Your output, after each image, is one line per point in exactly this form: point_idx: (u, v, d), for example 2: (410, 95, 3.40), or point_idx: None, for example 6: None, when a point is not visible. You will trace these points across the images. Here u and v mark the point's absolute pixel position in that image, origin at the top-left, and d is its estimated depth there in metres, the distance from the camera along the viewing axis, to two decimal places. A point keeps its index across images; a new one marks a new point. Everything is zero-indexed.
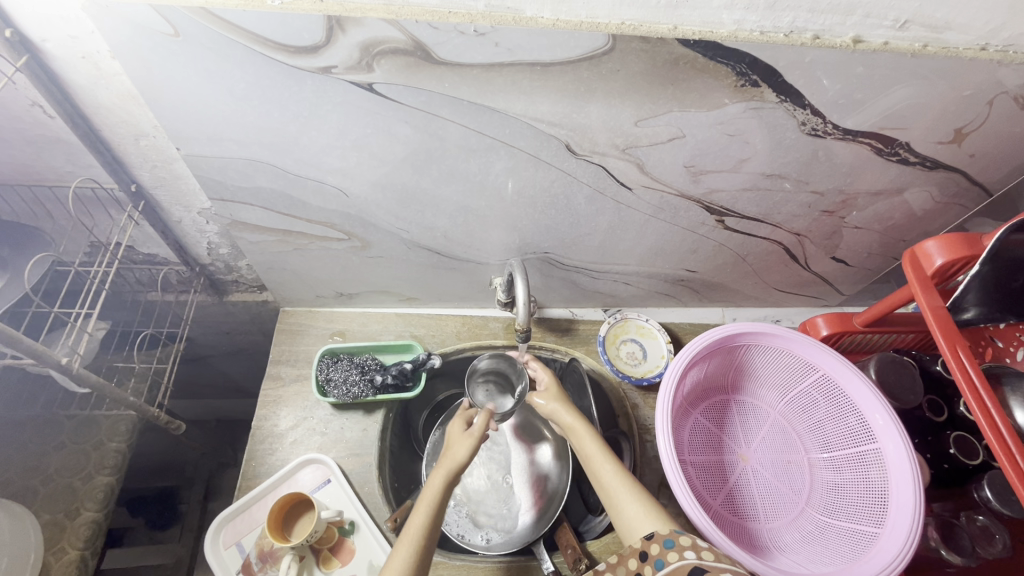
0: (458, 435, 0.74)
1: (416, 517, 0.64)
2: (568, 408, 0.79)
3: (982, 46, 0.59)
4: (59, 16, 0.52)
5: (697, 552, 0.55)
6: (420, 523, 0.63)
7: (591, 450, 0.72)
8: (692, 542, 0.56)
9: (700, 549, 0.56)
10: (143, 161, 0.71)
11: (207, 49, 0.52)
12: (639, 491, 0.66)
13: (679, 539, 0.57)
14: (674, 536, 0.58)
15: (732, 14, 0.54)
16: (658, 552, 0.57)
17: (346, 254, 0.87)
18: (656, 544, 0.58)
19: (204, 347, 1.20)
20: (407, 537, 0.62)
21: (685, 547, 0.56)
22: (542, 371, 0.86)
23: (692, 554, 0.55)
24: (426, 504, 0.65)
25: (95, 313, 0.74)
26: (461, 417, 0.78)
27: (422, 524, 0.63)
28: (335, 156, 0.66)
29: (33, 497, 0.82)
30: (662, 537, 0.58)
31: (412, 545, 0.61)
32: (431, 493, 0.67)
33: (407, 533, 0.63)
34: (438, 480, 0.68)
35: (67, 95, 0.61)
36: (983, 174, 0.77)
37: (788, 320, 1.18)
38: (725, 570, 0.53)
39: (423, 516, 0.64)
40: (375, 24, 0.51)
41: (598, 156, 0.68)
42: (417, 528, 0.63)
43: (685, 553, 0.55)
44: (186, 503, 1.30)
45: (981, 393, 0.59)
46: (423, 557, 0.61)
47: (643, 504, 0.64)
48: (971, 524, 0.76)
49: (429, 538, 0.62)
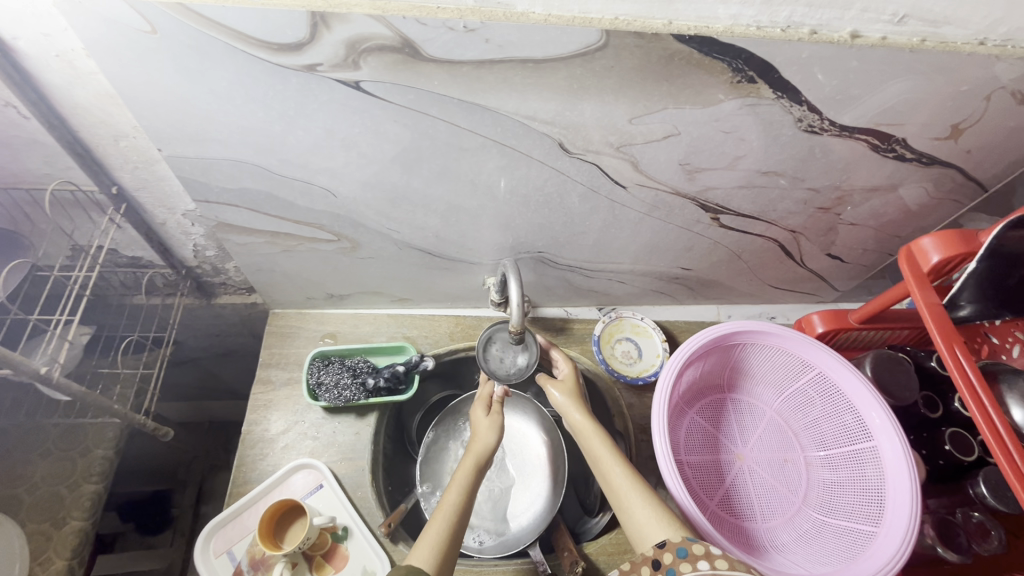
0: (484, 420, 0.78)
1: (449, 497, 0.67)
2: (577, 406, 0.80)
3: (981, 40, 0.58)
4: (30, 14, 0.50)
5: (711, 563, 0.54)
6: (454, 501, 0.66)
7: (603, 453, 0.72)
8: (705, 550, 0.55)
9: (713, 558, 0.54)
10: (124, 163, 0.69)
11: (186, 47, 0.50)
12: (651, 494, 0.65)
13: (692, 548, 0.56)
14: (687, 545, 0.56)
15: (728, 9, 0.53)
16: (670, 561, 0.56)
17: (336, 256, 0.85)
18: (668, 554, 0.57)
19: (193, 350, 1.18)
20: (441, 515, 0.64)
21: (698, 557, 0.55)
22: (564, 363, 0.88)
23: (705, 565, 0.54)
24: (458, 485, 0.68)
25: (76, 320, 0.71)
26: (483, 402, 0.82)
27: (456, 502, 0.65)
28: (322, 155, 0.64)
29: (19, 507, 0.81)
30: (674, 546, 0.57)
31: (448, 521, 0.63)
32: (463, 475, 0.69)
33: (440, 513, 0.65)
34: (469, 464, 0.71)
35: (41, 95, 0.59)
36: (979, 169, 0.76)
37: (783, 316, 1.17)
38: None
39: (456, 496, 0.66)
40: (360, 20, 0.49)
41: (591, 154, 0.67)
42: (451, 508, 0.65)
43: (698, 565, 0.54)
44: (178, 508, 1.28)
45: (978, 389, 0.59)
46: (456, 535, 0.63)
47: (655, 508, 0.63)
48: (967, 521, 0.75)
49: (461, 518, 0.65)
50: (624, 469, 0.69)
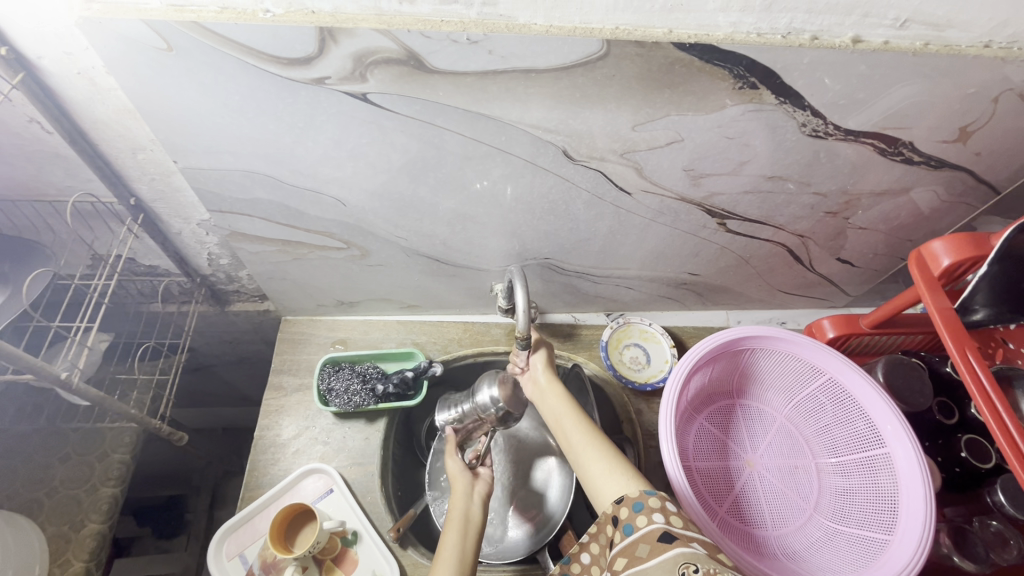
0: (451, 463, 0.77)
1: (449, 538, 0.66)
2: (556, 390, 0.80)
3: (985, 43, 0.58)
4: (53, 33, 0.53)
5: (666, 516, 0.54)
6: (454, 544, 0.64)
7: (558, 404, 0.77)
8: (661, 504, 0.55)
9: (668, 513, 0.54)
10: (142, 175, 0.72)
11: (199, 63, 0.52)
12: (598, 437, 0.70)
13: (648, 501, 0.56)
14: (643, 498, 0.56)
15: (727, 17, 0.54)
16: (628, 517, 0.56)
17: (346, 263, 0.86)
18: (625, 508, 0.57)
19: (208, 356, 1.20)
20: (443, 560, 0.62)
21: (654, 509, 0.55)
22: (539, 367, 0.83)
23: (661, 518, 0.54)
24: (454, 527, 0.67)
25: (94, 327, 0.74)
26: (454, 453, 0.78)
27: (456, 547, 0.64)
28: (331, 166, 0.65)
29: (38, 509, 0.83)
30: (632, 501, 0.57)
31: (452, 565, 0.61)
32: (457, 515, 0.69)
33: (444, 553, 0.64)
34: (457, 503, 0.71)
35: (64, 110, 0.61)
36: (990, 173, 0.76)
37: (794, 322, 1.16)
38: (693, 539, 0.52)
39: (456, 537, 0.65)
40: (367, 34, 0.51)
41: (596, 161, 0.68)
42: (451, 554, 0.63)
43: (653, 517, 0.54)
44: (192, 513, 1.30)
45: (992, 397, 0.57)
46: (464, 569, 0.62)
47: (605, 452, 0.67)
48: (984, 530, 0.74)
49: (467, 557, 0.64)
50: (579, 418, 0.74)
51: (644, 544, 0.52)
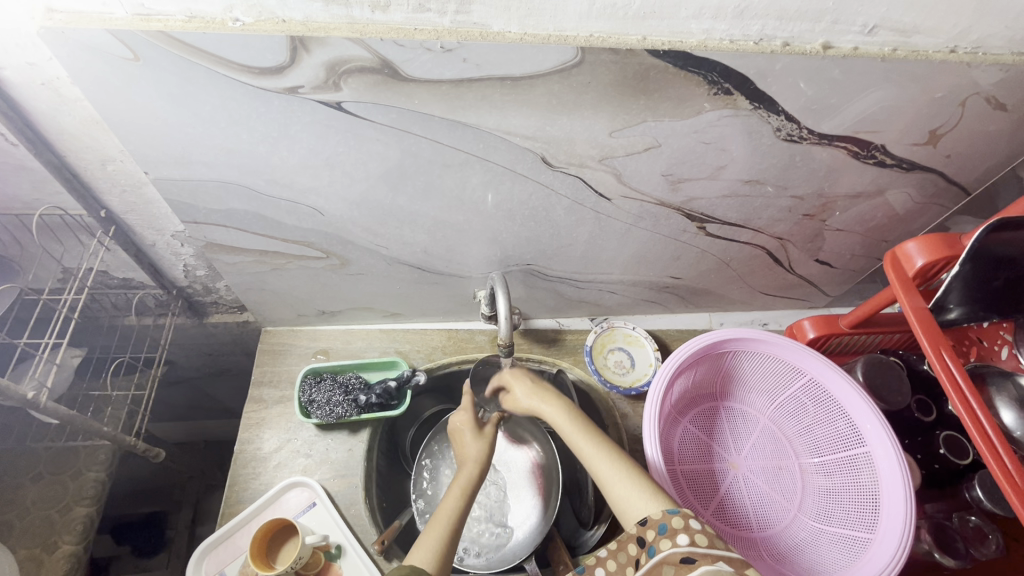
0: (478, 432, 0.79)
1: (449, 502, 0.67)
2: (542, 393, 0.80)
3: (951, 48, 0.59)
4: (16, 44, 0.51)
5: (691, 536, 0.52)
6: (454, 506, 0.66)
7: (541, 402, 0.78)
8: (685, 523, 0.54)
9: (693, 532, 0.52)
10: (113, 187, 0.70)
11: (168, 73, 0.51)
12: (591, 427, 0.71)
13: (672, 522, 0.54)
14: (666, 519, 0.55)
15: (700, 24, 0.54)
16: (652, 538, 0.54)
17: (325, 273, 0.85)
18: (651, 530, 0.55)
19: (186, 368, 1.18)
20: (442, 518, 0.64)
21: (678, 531, 0.53)
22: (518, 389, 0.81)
23: (685, 539, 0.52)
24: (458, 490, 0.68)
25: (64, 343, 0.72)
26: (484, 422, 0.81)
27: (455, 509, 0.65)
28: (307, 175, 0.65)
29: (10, 532, 0.80)
30: (657, 522, 0.55)
31: (450, 522, 0.63)
32: (465, 478, 0.70)
33: (441, 513, 0.65)
34: (469, 472, 0.72)
35: (29, 122, 0.60)
36: (960, 174, 0.77)
37: (775, 323, 1.18)
38: (719, 557, 0.51)
39: (458, 498, 0.67)
40: (339, 43, 0.50)
41: (575, 167, 0.68)
42: (450, 511, 0.65)
43: (678, 539, 0.52)
44: (173, 529, 1.27)
45: (967, 394, 0.58)
46: (455, 535, 0.63)
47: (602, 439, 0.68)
48: (964, 526, 0.76)
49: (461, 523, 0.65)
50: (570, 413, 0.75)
51: (669, 565, 0.52)
